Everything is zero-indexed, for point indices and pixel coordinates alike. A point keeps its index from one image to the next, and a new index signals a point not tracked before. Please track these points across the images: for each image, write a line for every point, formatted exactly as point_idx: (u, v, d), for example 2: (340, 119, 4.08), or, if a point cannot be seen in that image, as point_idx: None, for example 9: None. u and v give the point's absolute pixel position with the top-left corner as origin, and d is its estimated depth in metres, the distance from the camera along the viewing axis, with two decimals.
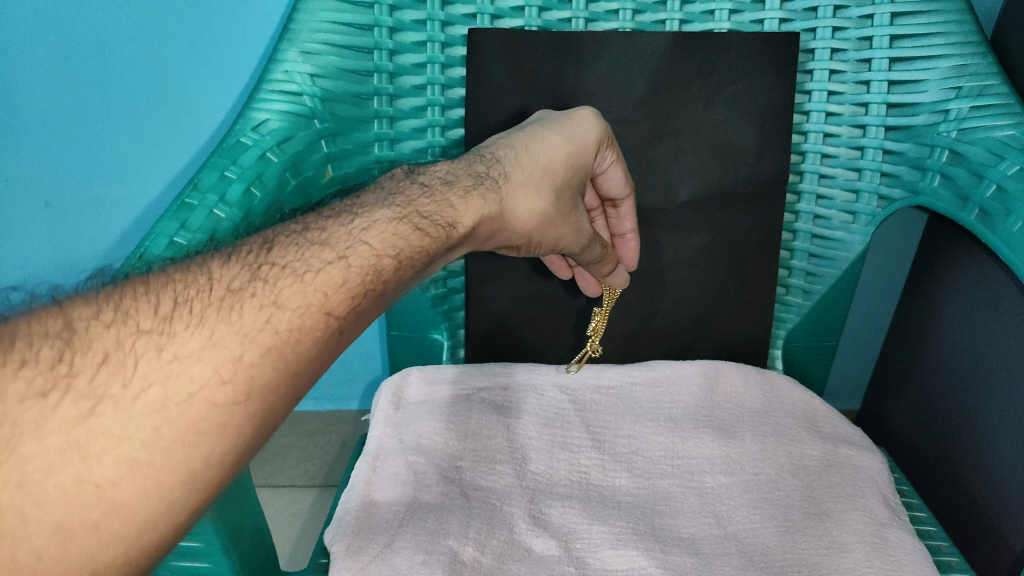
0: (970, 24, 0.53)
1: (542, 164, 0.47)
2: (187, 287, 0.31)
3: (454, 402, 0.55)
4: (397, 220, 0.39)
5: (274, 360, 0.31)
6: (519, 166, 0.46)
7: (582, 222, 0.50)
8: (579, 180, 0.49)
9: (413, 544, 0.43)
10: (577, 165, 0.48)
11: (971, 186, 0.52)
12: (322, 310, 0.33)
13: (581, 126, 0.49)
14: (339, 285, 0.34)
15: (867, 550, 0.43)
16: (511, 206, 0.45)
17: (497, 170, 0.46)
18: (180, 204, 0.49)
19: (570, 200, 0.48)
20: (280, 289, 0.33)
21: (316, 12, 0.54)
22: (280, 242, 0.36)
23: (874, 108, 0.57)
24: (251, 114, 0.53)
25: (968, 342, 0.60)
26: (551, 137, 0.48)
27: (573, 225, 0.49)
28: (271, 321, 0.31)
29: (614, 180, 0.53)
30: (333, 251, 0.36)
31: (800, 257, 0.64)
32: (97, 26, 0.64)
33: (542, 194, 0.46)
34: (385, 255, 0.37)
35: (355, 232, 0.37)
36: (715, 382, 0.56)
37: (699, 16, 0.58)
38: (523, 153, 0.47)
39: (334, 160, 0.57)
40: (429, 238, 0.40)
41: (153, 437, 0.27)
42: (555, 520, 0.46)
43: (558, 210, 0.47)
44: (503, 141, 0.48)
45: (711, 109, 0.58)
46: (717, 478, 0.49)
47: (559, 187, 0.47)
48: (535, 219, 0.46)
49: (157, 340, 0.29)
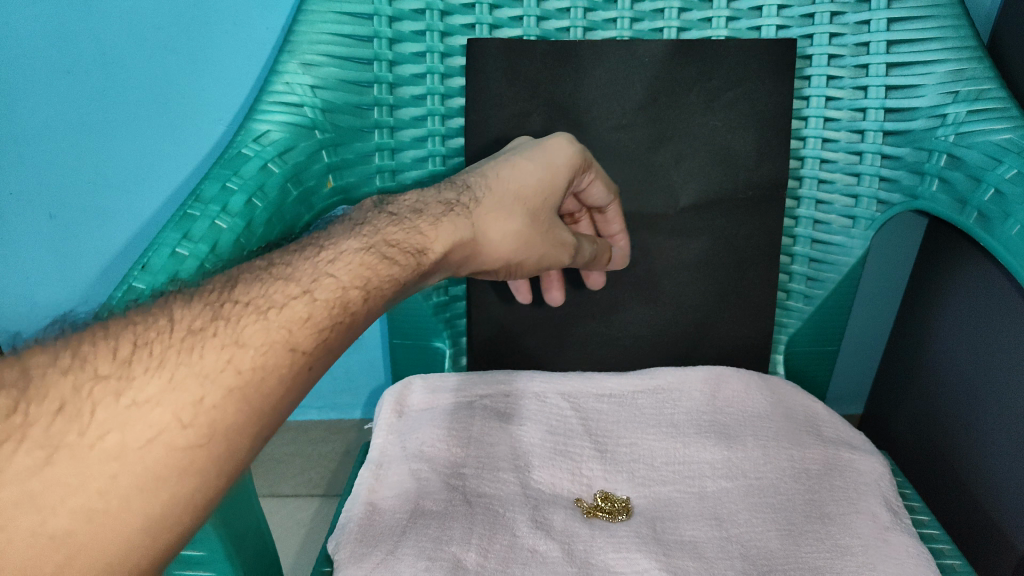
0: (966, 29, 0.54)
1: (511, 189, 0.47)
2: (147, 328, 0.31)
3: (456, 409, 0.55)
4: (364, 250, 0.39)
5: (237, 402, 0.30)
6: (490, 192, 0.47)
7: (559, 231, 0.50)
8: (554, 203, 0.49)
9: (416, 550, 0.43)
10: (548, 190, 0.48)
11: (969, 190, 0.52)
12: (287, 345, 0.33)
13: (554, 152, 0.50)
14: (304, 320, 0.34)
15: (870, 553, 0.43)
16: (484, 229, 0.45)
17: (467, 199, 0.46)
18: (182, 215, 0.46)
19: (545, 221, 0.49)
20: (242, 327, 0.32)
21: (316, 24, 0.55)
22: (244, 279, 0.36)
23: (872, 112, 0.58)
24: (252, 125, 0.52)
25: (970, 344, 0.60)
26: (522, 158, 0.49)
27: (552, 242, 0.49)
28: (232, 361, 0.31)
29: (594, 193, 0.54)
30: (297, 285, 0.36)
31: (800, 262, 0.64)
32: (100, 38, 0.65)
33: (512, 216, 0.46)
34: (351, 286, 0.37)
35: (321, 265, 0.37)
36: (717, 388, 0.57)
37: (697, 24, 0.58)
38: (493, 179, 0.48)
39: (335, 170, 0.57)
40: (396, 266, 0.40)
41: (110, 484, 0.26)
42: (559, 524, 0.47)
43: (534, 230, 0.48)
44: (476, 170, 0.49)
45: (709, 115, 0.58)
46: (719, 483, 0.49)
47: (532, 210, 0.47)
48: (509, 240, 0.46)
49: (116, 385, 0.28)
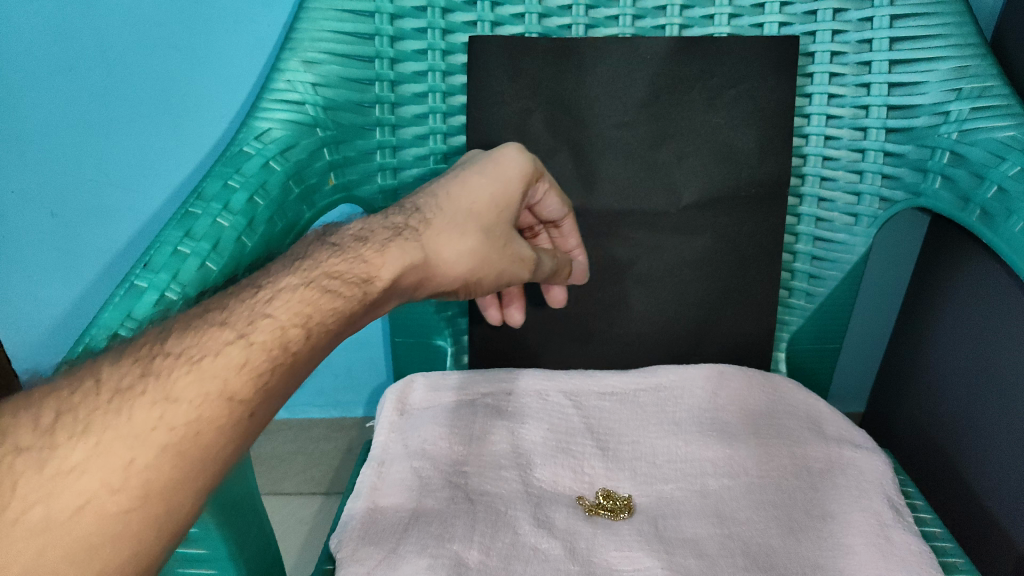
0: (969, 26, 0.54)
1: (464, 207, 0.45)
2: (70, 393, 0.29)
3: (458, 407, 0.55)
4: (304, 284, 0.37)
5: (172, 460, 0.28)
6: (440, 211, 0.45)
7: (519, 245, 0.48)
8: (509, 216, 0.47)
9: (418, 548, 0.43)
10: (504, 204, 0.47)
11: (972, 187, 0.52)
12: (223, 395, 0.31)
13: (504, 166, 0.48)
14: (241, 366, 0.32)
15: (872, 551, 0.43)
16: (435, 251, 0.43)
17: (417, 222, 0.44)
18: (183, 214, 0.44)
19: (502, 235, 0.46)
20: (173, 377, 0.30)
21: (317, 22, 0.55)
22: (177, 328, 0.33)
23: (875, 110, 0.57)
24: (254, 123, 0.51)
25: (974, 342, 0.60)
26: (471, 174, 0.48)
27: (511, 257, 0.47)
28: (163, 419, 0.29)
29: (550, 206, 0.53)
30: (232, 330, 0.33)
31: (802, 260, 0.64)
32: (101, 35, 0.65)
33: (465, 234, 0.44)
34: (291, 325, 0.35)
35: (257, 305, 0.35)
36: (719, 386, 0.56)
37: (699, 21, 0.58)
38: (444, 199, 0.46)
39: (337, 167, 0.56)
40: (340, 298, 0.37)
41: (36, 562, 0.24)
42: (560, 522, 0.47)
43: (489, 247, 0.45)
44: (424, 192, 0.47)
45: (712, 112, 0.58)
46: (721, 481, 0.50)
47: (486, 226, 0.45)
48: (463, 258, 0.44)
49: (36, 457, 0.26)
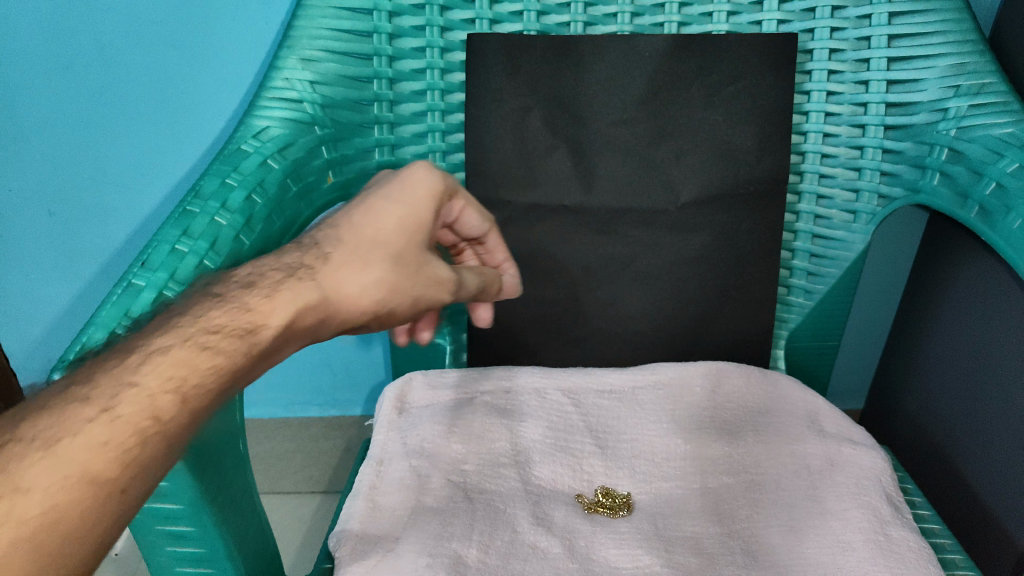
0: (967, 23, 0.54)
1: (366, 236, 0.36)
2: None
3: (457, 405, 0.55)
4: (180, 342, 0.30)
5: (47, 541, 0.25)
6: (339, 242, 0.36)
7: (443, 273, 0.39)
8: (423, 240, 0.38)
9: (417, 547, 0.43)
10: (416, 228, 0.38)
11: (971, 184, 0.51)
12: (84, 478, 0.26)
13: (411, 185, 0.39)
14: (102, 444, 0.27)
15: (871, 549, 0.43)
16: (333, 288, 0.34)
17: (308, 258, 0.35)
18: (181, 212, 0.43)
19: (418, 261, 0.37)
20: (21, 466, 0.25)
21: (315, 20, 0.54)
22: (40, 398, 0.28)
23: (873, 107, 0.57)
24: (252, 121, 0.51)
25: (973, 339, 0.60)
26: (374, 193, 0.38)
27: (433, 284, 0.38)
28: (11, 512, 0.24)
29: (469, 221, 0.46)
30: (95, 402, 0.28)
31: (801, 257, 0.64)
32: (100, 33, 0.65)
33: (369, 265, 0.35)
34: (163, 392, 0.29)
35: (123, 372, 0.29)
36: (718, 384, 0.56)
37: (698, 18, 0.58)
38: (343, 228, 0.37)
39: (335, 165, 0.56)
40: (221, 355, 0.31)
41: None
42: (560, 520, 0.47)
43: (404, 279, 0.36)
44: (324, 221, 0.38)
45: (710, 109, 0.58)
46: (720, 478, 0.50)
47: (396, 253, 0.36)
48: (371, 296, 0.35)
49: None
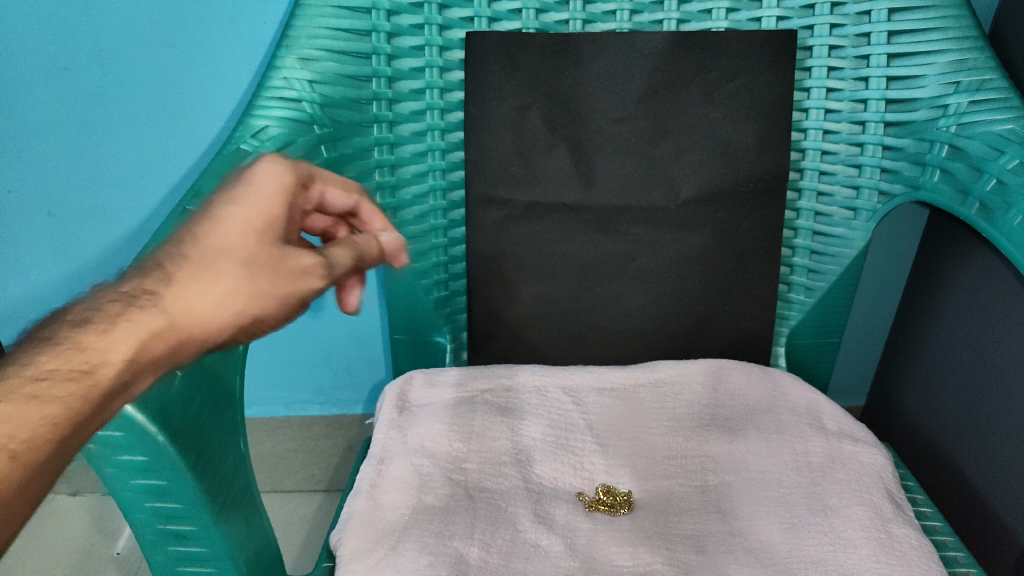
0: (967, 19, 0.54)
1: (214, 247, 0.34)
2: None
3: (458, 403, 0.54)
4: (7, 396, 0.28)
5: None
6: (184, 260, 0.34)
7: (309, 260, 0.35)
8: (276, 235, 0.35)
9: (419, 545, 0.43)
10: (268, 226, 0.35)
11: (971, 181, 0.52)
12: None
13: (259, 179, 0.36)
14: None
15: (872, 546, 0.43)
16: (184, 309, 0.33)
17: (148, 283, 0.33)
18: (181, 212, 0.43)
19: (275, 257, 0.34)
20: None
21: (313, 18, 0.54)
22: None
23: (873, 104, 0.57)
24: (252, 121, 0.52)
25: (974, 335, 0.60)
26: (211, 203, 0.36)
27: (297, 275, 0.35)
28: None
29: (335, 199, 0.42)
30: None
31: (801, 254, 0.64)
32: (98, 34, 0.65)
33: (218, 279, 0.33)
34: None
35: None
36: (719, 381, 0.57)
37: (697, 16, 0.58)
38: (189, 242, 0.34)
39: (334, 164, 0.56)
40: (57, 403, 0.29)
41: None
42: (561, 519, 0.47)
43: (258, 281, 0.34)
44: (168, 238, 0.36)
45: (709, 106, 0.58)
46: (721, 476, 0.50)
47: (250, 258, 0.34)
48: (227, 309, 0.33)
49: None
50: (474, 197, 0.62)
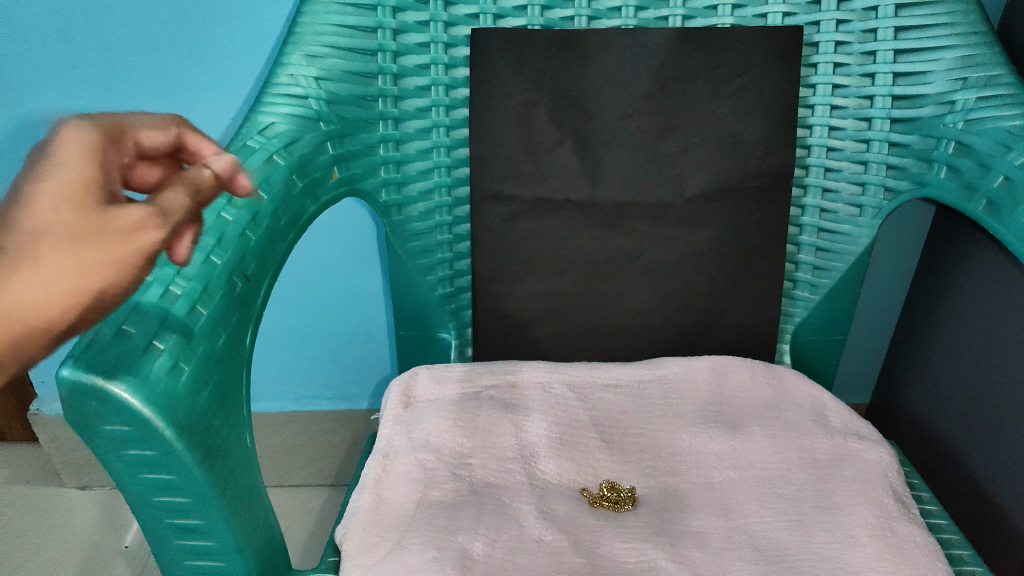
0: (974, 14, 0.54)
1: (31, 232, 0.27)
2: None
3: (463, 400, 0.54)
4: None
5: None
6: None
7: (138, 214, 0.29)
8: (91, 197, 0.29)
9: (425, 540, 0.44)
10: (79, 191, 0.28)
11: (978, 177, 0.52)
12: None
13: (63, 142, 0.30)
14: None
15: (878, 544, 0.43)
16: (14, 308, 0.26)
17: None
18: None
19: (96, 219, 0.28)
20: None
21: (320, 15, 0.55)
22: None
23: (879, 100, 0.57)
24: (257, 118, 0.51)
25: (981, 331, 0.60)
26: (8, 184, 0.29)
27: (117, 233, 0.28)
28: None
29: (155, 139, 0.35)
30: None
31: (807, 251, 0.64)
32: (106, 30, 0.65)
33: (40, 263, 0.26)
34: None
35: None
36: (724, 376, 0.57)
37: (702, 12, 0.58)
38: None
39: (341, 161, 0.55)
40: None
41: None
42: (566, 515, 0.47)
43: (81, 252, 0.27)
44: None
45: (716, 102, 0.58)
46: (726, 473, 0.50)
47: (70, 232, 0.27)
48: (60, 293, 0.27)
49: None
50: (479, 193, 0.62)
